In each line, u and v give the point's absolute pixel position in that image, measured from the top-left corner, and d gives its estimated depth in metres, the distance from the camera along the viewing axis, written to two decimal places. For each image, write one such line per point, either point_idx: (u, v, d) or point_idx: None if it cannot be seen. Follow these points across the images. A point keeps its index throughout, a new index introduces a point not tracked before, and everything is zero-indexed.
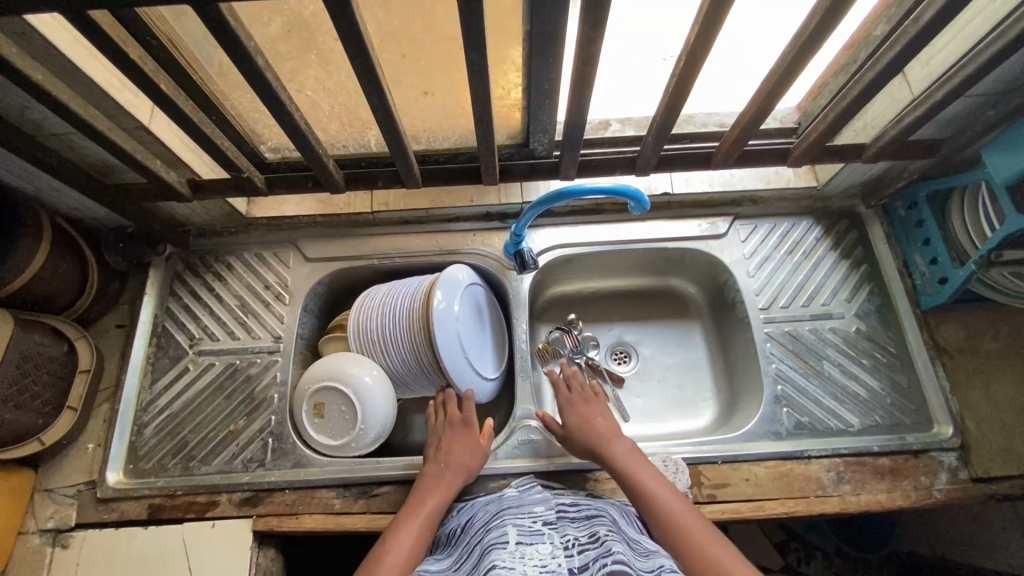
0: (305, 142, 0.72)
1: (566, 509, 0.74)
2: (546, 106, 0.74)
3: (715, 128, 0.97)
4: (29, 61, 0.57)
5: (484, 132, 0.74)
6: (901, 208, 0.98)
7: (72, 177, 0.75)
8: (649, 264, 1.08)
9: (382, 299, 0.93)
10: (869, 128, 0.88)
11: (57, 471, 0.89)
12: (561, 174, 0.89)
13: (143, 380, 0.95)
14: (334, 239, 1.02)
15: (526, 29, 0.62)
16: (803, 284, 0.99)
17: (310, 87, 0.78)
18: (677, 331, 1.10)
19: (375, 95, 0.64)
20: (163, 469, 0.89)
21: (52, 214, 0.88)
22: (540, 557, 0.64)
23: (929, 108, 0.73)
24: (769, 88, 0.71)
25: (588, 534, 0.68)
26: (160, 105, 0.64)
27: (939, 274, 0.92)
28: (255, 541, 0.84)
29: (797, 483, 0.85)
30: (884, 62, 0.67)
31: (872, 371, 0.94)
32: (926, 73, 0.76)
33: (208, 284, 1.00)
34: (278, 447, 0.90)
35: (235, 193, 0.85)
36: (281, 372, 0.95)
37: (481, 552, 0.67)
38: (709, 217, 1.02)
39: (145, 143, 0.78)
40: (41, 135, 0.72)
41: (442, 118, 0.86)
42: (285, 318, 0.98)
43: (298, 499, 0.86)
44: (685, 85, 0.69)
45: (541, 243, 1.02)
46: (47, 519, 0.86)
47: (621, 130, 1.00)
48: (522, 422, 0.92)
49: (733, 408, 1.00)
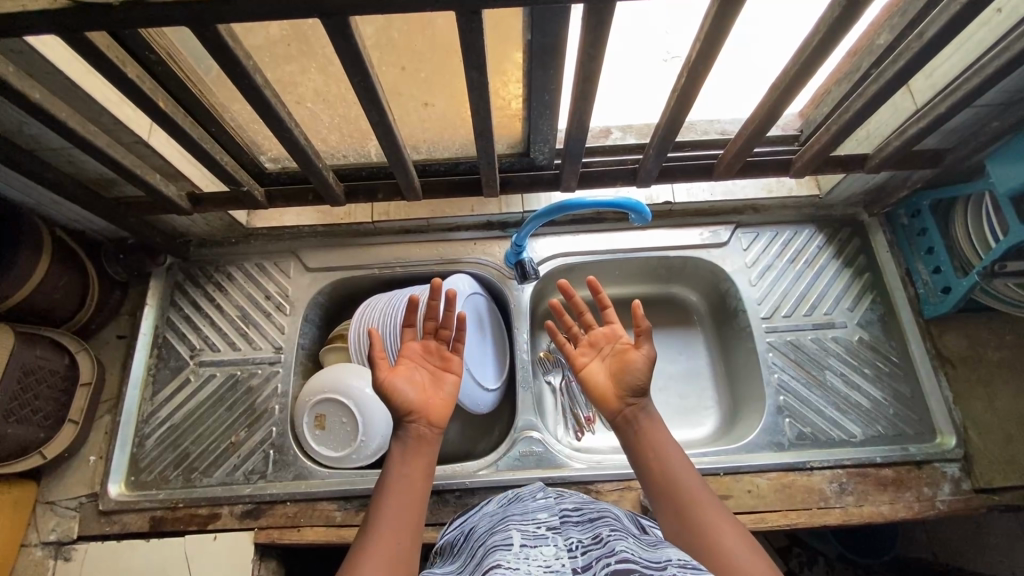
0: (305, 155, 0.72)
1: (574, 514, 0.58)
2: (547, 117, 0.74)
3: (718, 135, 0.93)
4: (29, 81, 0.56)
5: (484, 145, 0.73)
6: (904, 216, 0.97)
7: (71, 192, 0.75)
8: (651, 272, 1.08)
9: (383, 310, 0.92)
10: (872, 138, 0.88)
11: (59, 483, 0.89)
12: (562, 185, 0.89)
13: (144, 391, 0.95)
14: (334, 249, 1.02)
15: (528, 42, 0.62)
16: (805, 292, 0.99)
17: (310, 99, 0.78)
18: (679, 339, 1.10)
19: (374, 111, 0.64)
20: (165, 480, 0.89)
21: (52, 226, 0.88)
22: (544, 558, 0.49)
23: (932, 120, 0.72)
24: (773, 99, 0.70)
25: (593, 534, 0.52)
26: (159, 122, 0.64)
27: (942, 283, 0.91)
28: (257, 554, 0.84)
29: (799, 494, 0.85)
30: (888, 75, 0.67)
31: (874, 380, 0.93)
32: (930, 84, 0.76)
33: (208, 294, 1.00)
34: (279, 459, 0.90)
35: (235, 206, 0.84)
36: (282, 384, 0.95)
37: (476, 560, 0.52)
38: (711, 226, 1.02)
39: (145, 157, 0.78)
40: (41, 150, 0.72)
41: (442, 128, 0.85)
42: (286, 329, 0.98)
43: (299, 511, 0.86)
44: (687, 98, 0.69)
45: (542, 253, 1.01)
46: (49, 532, 0.86)
47: (622, 137, 0.95)
48: (523, 434, 0.92)
49: (734, 417, 1.00)
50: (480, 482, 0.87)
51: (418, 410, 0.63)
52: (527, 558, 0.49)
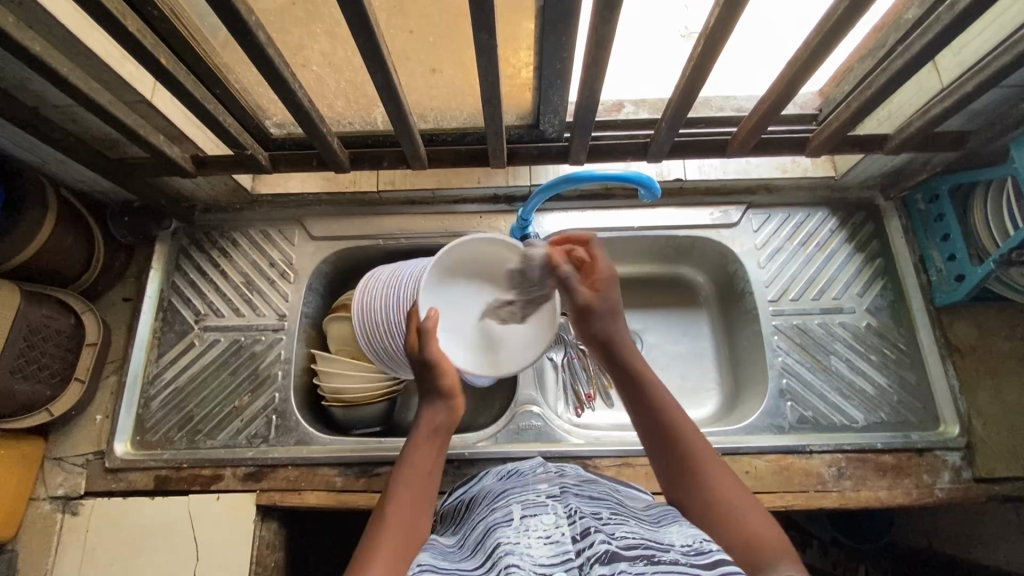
0: (309, 120, 0.70)
1: (574, 486, 0.58)
2: (557, 86, 0.71)
3: (734, 113, 0.89)
4: (29, 33, 0.55)
5: (491, 113, 0.72)
6: (921, 201, 0.94)
7: (75, 151, 0.74)
8: (658, 251, 1.06)
9: (387, 281, 0.90)
10: (894, 117, 0.85)
11: (66, 440, 0.91)
12: (571, 159, 0.87)
13: (150, 354, 0.96)
14: (340, 218, 1.01)
15: (539, 6, 0.59)
16: (814, 276, 0.97)
17: (315, 62, 0.76)
18: (684, 320, 1.09)
19: (380, 73, 0.62)
20: (170, 441, 0.91)
21: (58, 186, 0.88)
22: (544, 527, 0.48)
23: (959, 99, 0.70)
24: (793, 72, 0.67)
25: (594, 508, 0.52)
26: (160, 79, 0.63)
27: (955, 271, 0.89)
28: (259, 515, 0.86)
29: (797, 477, 0.85)
30: (915, 49, 0.64)
31: (880, 367, 0.92)
32: (957, 62, 0.73)
33: (213, 259, 1.00)
34: (281, 424, 0.91)
35: (239, 170, 0.83)
36: (285, 351, 0.95)
37: (481, 532, 0.52)
38: (721, 206, 1.00)
39: (148, 117, 0.77)
40: (44, 107, 0.71)
41: (450, 96, 0.83)
42: (290, 297, 0.98)
43: (300, 475, 0.88)
44: (702, 71, 0.66)
45: (549, 228, 1.00)
46: (57, 487, 0.88)
47: (635, 111, 0.91)
48: (523, 408, 0.92)
49: (736, 399, 1.00)
50: (479, 453, 0.88)
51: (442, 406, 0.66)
52: (527, 529, 0.48)
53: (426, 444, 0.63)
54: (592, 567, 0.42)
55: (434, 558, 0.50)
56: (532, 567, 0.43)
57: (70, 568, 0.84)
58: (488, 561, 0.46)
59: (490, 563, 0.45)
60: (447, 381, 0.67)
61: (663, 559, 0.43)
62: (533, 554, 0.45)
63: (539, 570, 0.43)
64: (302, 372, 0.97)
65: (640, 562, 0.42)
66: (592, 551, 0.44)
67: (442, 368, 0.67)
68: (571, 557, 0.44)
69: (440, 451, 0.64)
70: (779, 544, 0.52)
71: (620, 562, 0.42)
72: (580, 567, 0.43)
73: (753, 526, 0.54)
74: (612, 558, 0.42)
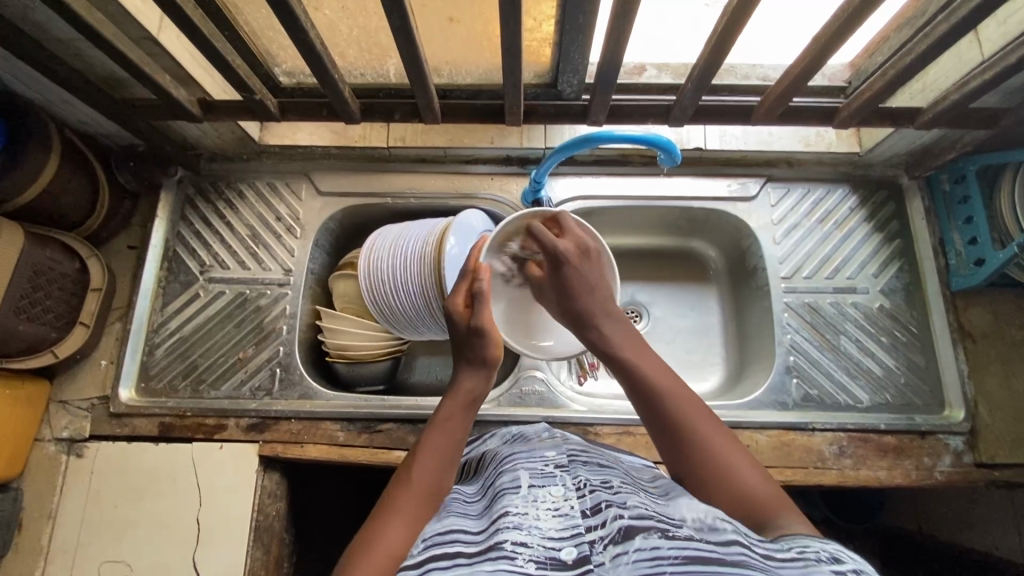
0: (321, 64, 0.68)
1: (582, 456, 0.58)
2: (579, 45, 0.68)
3: (760, 82, 0.86)
4: None
5: (510, 65, 0.68)
6: (946, 181, 0.91)
7: (80, 89, 0.72)
8: (671, 223, 1.04)
9: (394, 241, 0.88)
10: (928, 91, 0.81)
11: (71, 384, 0.92)
12: (589, 119, 0.83)
13: (154, 303, 0.95)
14: (348, 173, 0.99)
15: None
16: (831, 253, 0.95)
17: (328, 6, 0.72)
18: (692, 294, 1.08)
19: (396, 14, 0.59)
20: (174, 389, 0.91)
21: (60, 125, 0.86)
22: (553, 499, 0.47)
23: (1000, 71, 0.66)
24: (827, 38, 0.64)
25: (603, 479, 0.51)
26: (169, 13, 0.60)
27: (976, 255, 0.87)
28: (262, 465, 0.87)
29: (797, 453, 0.85)
30: (960, 14, 0.61)
31: (889, 350, 0.91)
32: (1001, 32, 0.70)
33: (218, 211, 0.99)
34: (285, 378, 0.91)
35: (247, 117, 0.81)
36: (290, 305, 0.95)
37: (489, 499, 0.51)
38: (740, 178, 0.97)
39: (155, 56, 0.74)
40: (47, 40, 0.69)
41: (466, 49, 0.80)
42: (295, 253, 0.97)
43: (303, 429, 0.88)
44: (730, 35, 0.64)
45: (561, 194, 0.97)
46: (62, 429, 0.89)
47: (656, 76, 0.89)
48: (527, 372, 0.92)
49: (740, 375, 1.00)
50: (482, 415, 0.88)
51: (484, 363, 0.64)
52: (535, 501, 0.47)
53: (460, 412, 0.60)
54: (605, 545, 0.41)
55: (440, 526, 0.48)
56: (541, 542, 0.42)
57: (75, 508, 0.86)
58: (490, 528, 0.45)
59: (491, 530, 0.44)
60: (489, 348, 0.64)
61: (678, 532, 0.41)
62: (541, 527, 0.44)
63: (547, 545, 0.42)
64: (306, 328, 0.96)
65: (654, 534, 0.40)
66: (603, 525, 0.42)
67: (489, 337, 0.64)
68: (580, 531, 0.43)
69: (468, 420, 0.61)
70: (771, 496, 0.50)
71: (634, 537, 0.40)
72: (591, 541, 0.41)
73: (751, 484, 0.51)
74: (625, 534, 0.40)
